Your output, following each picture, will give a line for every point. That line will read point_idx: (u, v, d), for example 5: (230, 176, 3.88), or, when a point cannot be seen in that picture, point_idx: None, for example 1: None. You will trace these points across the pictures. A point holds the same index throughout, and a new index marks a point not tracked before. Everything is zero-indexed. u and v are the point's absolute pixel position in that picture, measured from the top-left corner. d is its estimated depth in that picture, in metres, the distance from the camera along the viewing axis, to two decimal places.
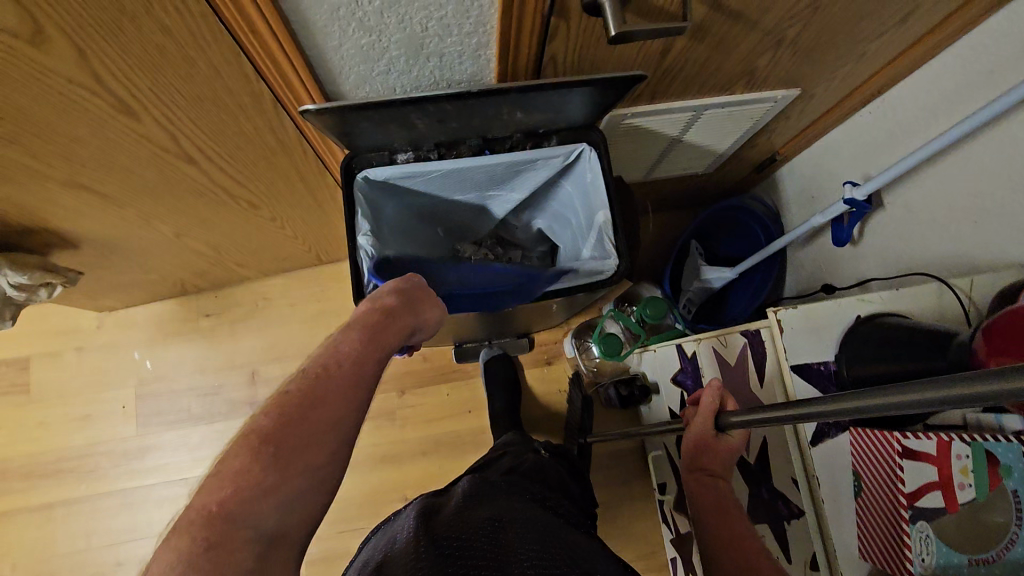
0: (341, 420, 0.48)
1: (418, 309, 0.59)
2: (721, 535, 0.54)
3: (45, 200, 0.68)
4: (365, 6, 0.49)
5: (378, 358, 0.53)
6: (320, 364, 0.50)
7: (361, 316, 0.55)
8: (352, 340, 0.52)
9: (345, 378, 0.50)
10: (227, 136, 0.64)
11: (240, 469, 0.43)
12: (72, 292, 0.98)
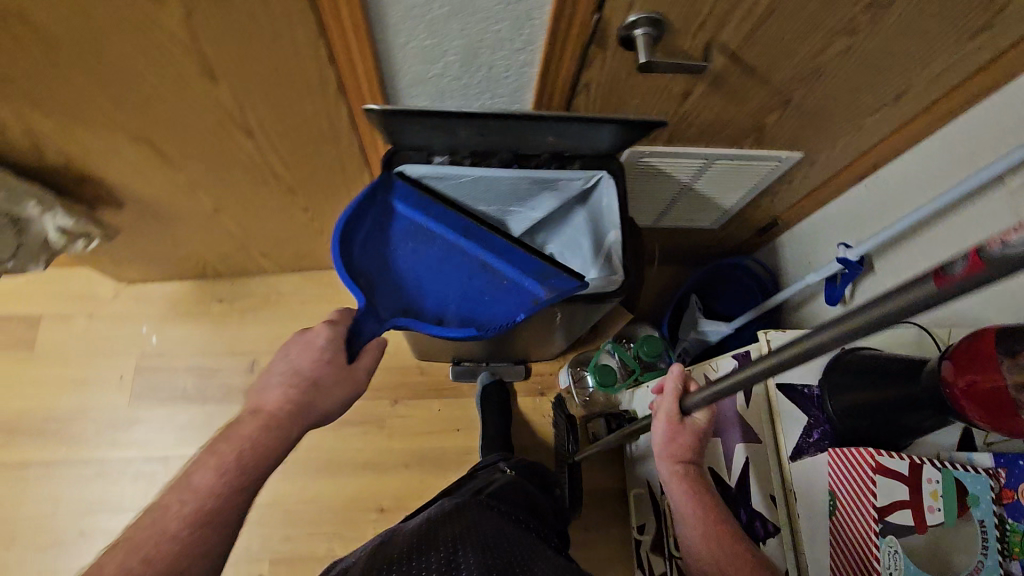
0: (210, 538, 0.51)
1: (314, 390, 0.62)
2: (704, 522, 0.57)
3: (111, 150, 0.74)
4: (435, 9, 0.57)
5: (237, 487, 0.54)
6: (187, 481, 0.52)
7: (243, 422, 0.58)
8: (231, 446, 0.55)
9: (194, 517, 0.50)
10: (285, 113, 0.71)
11: None
12: (102, 253, 1.03)
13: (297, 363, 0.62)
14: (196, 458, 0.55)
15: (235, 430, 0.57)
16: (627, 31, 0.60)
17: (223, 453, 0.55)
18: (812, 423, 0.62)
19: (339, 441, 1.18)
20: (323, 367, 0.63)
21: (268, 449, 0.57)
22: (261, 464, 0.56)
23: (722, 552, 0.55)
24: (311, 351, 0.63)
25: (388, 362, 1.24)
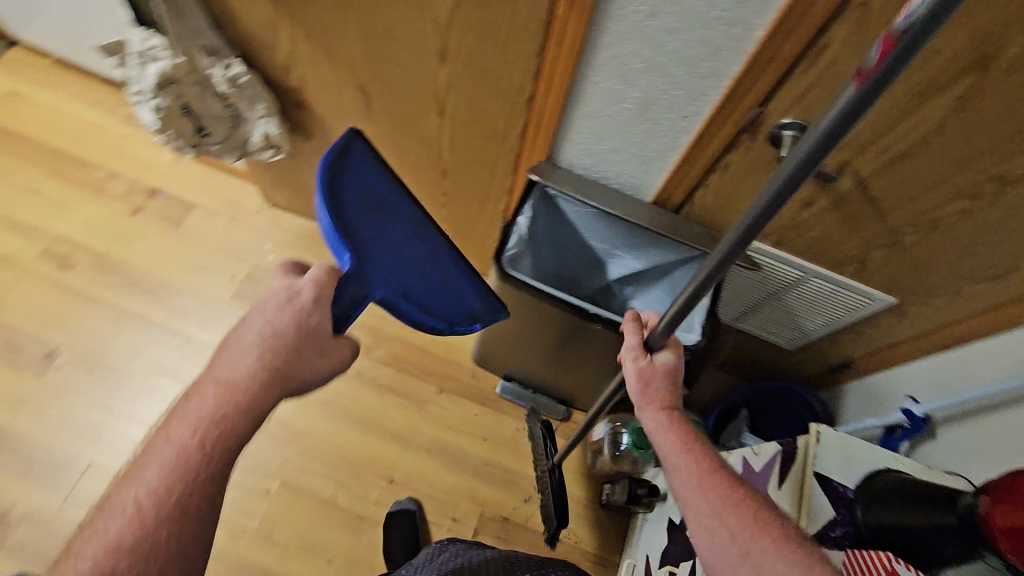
0: (174, 522, 0.51)
1: (289, 358, 0.57)
2: (693, 474, 0.60)
3: (337, 90, 0.93)
4: (633, 63, 0.70)
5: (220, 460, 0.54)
6: (145, 461, 0.53)
7: (199, 398, 0.55)
8: (187, 427, 0.53)
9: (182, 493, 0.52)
10: (475, 104, 0.87)
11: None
12: (274, 171, 1.23)
13: (271, 324, 0.57)
14: (165, 436, 0.54)
15: (190, 409, 0.54)
16: (777, 129, 0.71)
17: (179, 436, 0.53)
18: (836, 519, 0.67)
19: (381, 403, 1.25)
20: (301, 332, 0.58)
21: (230, 431, 0.54)
22: (224, 448, 0.54)
23: (721, 495, 0.58)
24: (287, 317, 0.58)
25: (448, 354, 1.33)
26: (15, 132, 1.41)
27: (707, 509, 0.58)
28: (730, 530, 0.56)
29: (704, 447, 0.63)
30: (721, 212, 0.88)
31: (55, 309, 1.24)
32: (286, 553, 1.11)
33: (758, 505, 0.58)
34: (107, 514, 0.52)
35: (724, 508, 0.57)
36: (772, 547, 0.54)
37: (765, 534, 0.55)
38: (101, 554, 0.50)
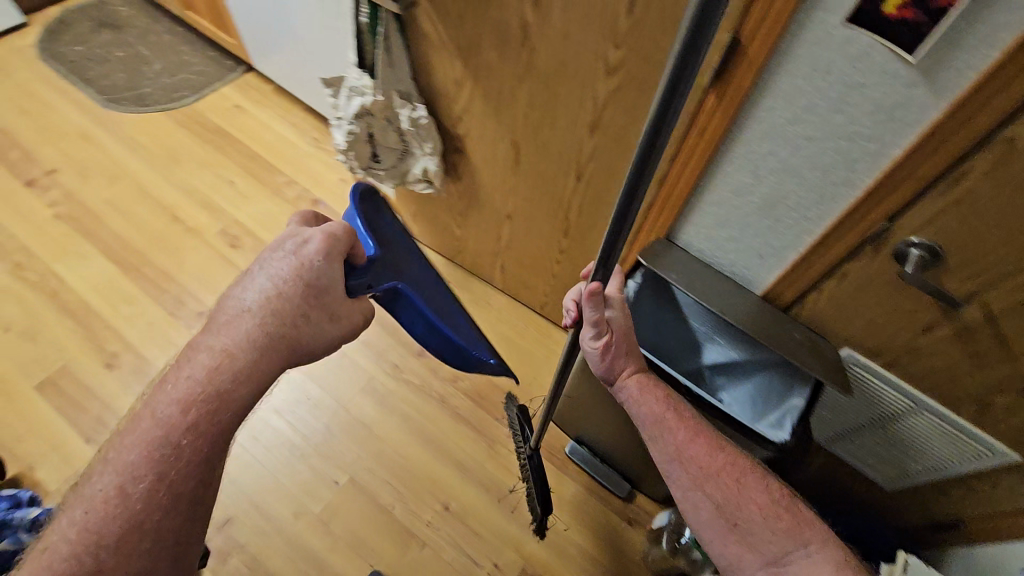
0: (161, 503, 0.59)
1: (303, 319, 0.62)
2: (673, 446, 0.80)
3: (493, 143, 1.08)
4: (766, 161, 0.76)
5: (205, 438, 0.60)
6: (132, 440, 0.60)
7: (190, 370, 0.60)
8: (175, 407, 0.59)
9: (174, 465, 0.59)
10: (610, 175, 0.96)
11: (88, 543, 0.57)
12: (419, 202, 1.41)
13: (275, 281, 0.61)
14: (153, 417, 0.60)
15: (176, 390, 0.60)
16: (904, 246, 0.72)
17: (166, 416, 0.59)
18: None
19: (455, 430, 1.31)
20: (310, 295, 0.62)
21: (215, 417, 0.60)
22: (210, 428, 0.60)
23: (702, 467, 0.78)
24: (300, 283, 0.62)
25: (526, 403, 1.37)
26: (231, 136, 1.75)
27: (690, 482, 0.78)
28: (714, 501, 0.76)
29: (676, 420, 0.81)
30: (831, 321, 0.88)
31: (217, 279, 1.48)
32: (336, 544, 1.17)
33: (733, 472, 0.78)
34: (92, 490, 0.59)
35: (705, 481, 0.77)
36: (753, 515, 0.74)
37: (746, 500, 0.76)
38: (105, 508, 0.58)
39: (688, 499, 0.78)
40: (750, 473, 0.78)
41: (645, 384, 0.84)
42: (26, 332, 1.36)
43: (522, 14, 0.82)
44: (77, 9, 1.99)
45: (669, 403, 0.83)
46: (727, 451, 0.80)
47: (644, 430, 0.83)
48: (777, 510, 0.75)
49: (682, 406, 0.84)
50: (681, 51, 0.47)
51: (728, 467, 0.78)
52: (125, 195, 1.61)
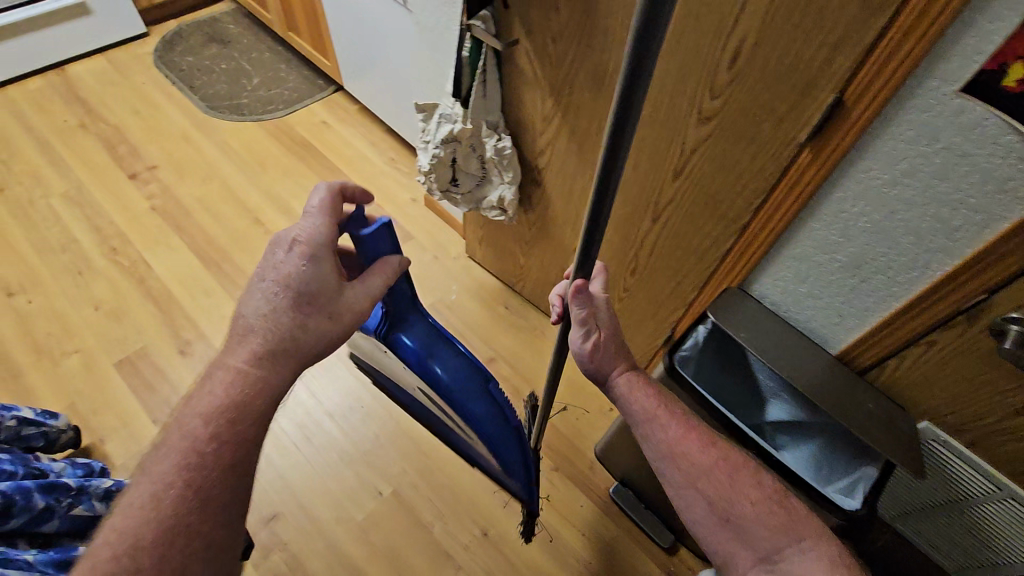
0: (195, 506, 0.59)
1: (303, 325, 0.65)
2: (664, 441, 0.76)
3: (572, 179, 1.11)
4: (858, 219, 0.76)
5: (235, 440, 0.62)
6: (164, 452, 0.61)
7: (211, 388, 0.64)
8: (204, 415, 0.62)
9: (208, 467, 0.60)
10: (688, 219, 0.97)
11: (117, 551, 0.55)
12: (488, 227, 1.45)
13: (273, 290, 0.65)
14: (181, 432, 0.62)
15: (203, 402, 0.63)
16: (1002, 322, 0.68)
17: (193, 424, 0.62)
18: None
19: None
20: (307, 299, 0.66)
21: (240, 423, 0.63)
22: (239, 429, 0.62)
23: (693, 465, 0.73)
24: (292, 294, 0.65)
25: (573, 436, 1.36)
26: (315, 149, 1.86)
27: (682, 481, 0.74)
28: (708, 498, 0.72)
29: (664, 416, 0.77)
30: (913, 390, 0.84)
31: None
32: (375, 555, 1.18)
33: (726, 468, 0.73)
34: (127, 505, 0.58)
35: (698, 479, 0.73)
36: (746, 511, 0.70)
37: (740, 497, 0.71)
38: (136, 519, 0.57)
39: (681, 497, 0.74)
40: (745, 469, 0.74)
41: (635, 381, 0.80)
42: (111, 313, 1.46)
43: (623, 58, 0.85)
44: (191, 24, 2.18)
45: (657, 399, 0.79)
46: (720, 446, 0.76)
47: (634, 427, 0.79)
48: (771, 506, 0.70)
49: (671, 402, 0.80)
50: (642, 13, 0.38)
51: (722, 463, 0.74)
52: (214, 195, 1.72)
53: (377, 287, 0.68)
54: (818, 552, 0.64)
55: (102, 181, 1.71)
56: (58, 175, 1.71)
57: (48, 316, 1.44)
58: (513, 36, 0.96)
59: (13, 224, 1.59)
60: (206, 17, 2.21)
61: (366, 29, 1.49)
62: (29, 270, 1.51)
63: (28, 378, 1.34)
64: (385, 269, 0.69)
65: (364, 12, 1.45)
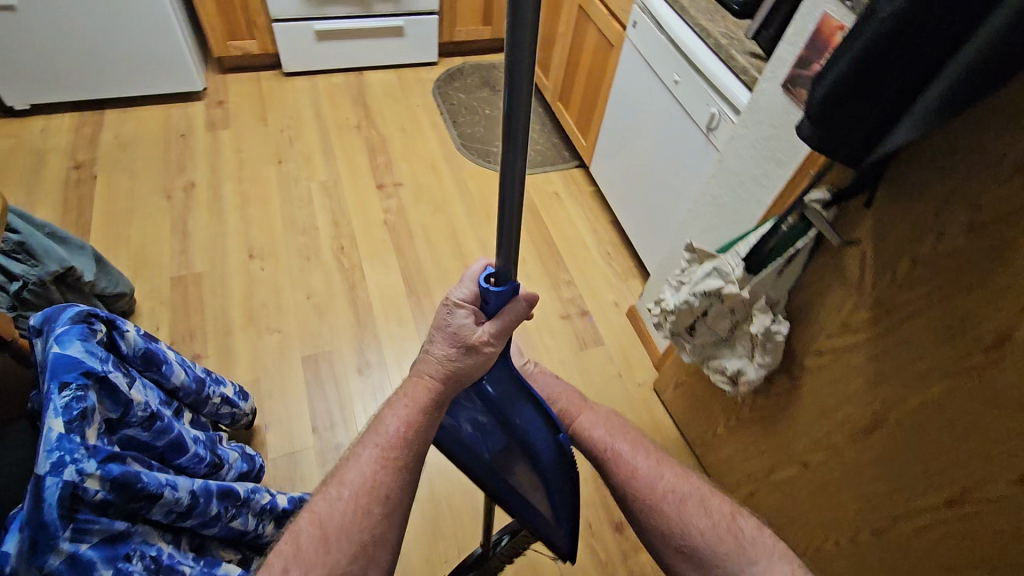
0: (389, 488, 0.67)
1: (462, 370, 0.68)
2: (619, 472, 0.83)
3: (843, 400, 0.91)
4: None
5: (420, 436, 0.69)
6: (370, 436, 0.69)
7: (385, 422, 0.68)
8: (399, 413, 0.68)
9: (399, 454, 0.68)
10: (983, 534, 0.75)
11: (328, 511, 0.66)
12: (696, 380, 1.30)
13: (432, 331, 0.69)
14: (378, 420, 0.70)
15: (397, 402, 0.70)
16: None
17: (391, 420, 0.69)
18: None
19: None
20: (461, 344, 0.67)
21: (414, 446, 0.68)
22: (427, 429, 0.69)
23: (643, 492, 0.80)
24: (450, 341, 0.67)
25: None
26: (541, 219, 1.86)
27: (640, 508, 0.79)
28: (663, 529, 0.76)
29: (613, 448, 0.85)
30: None
31: None
32: None
33: (674, 500, 0.78)
34: (324, 516, 0.66)
35: (653, 510, 0.78)
36: (698, 542, 0.74)
37: (687, 522, 0.76)
38: (344, 491, 0.67)
39: (643, 529, 0.79)
40: (693, 498, 0.78)
41: (588, 419, 0.91)
42: (317, 306, 1.55)
43: (1009, 325, 0.66)
44: (474, 65, 2.35)
45: (607, 435, 0.87)
46: (668, 478, 0.81)
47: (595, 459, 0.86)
48: (718, 533, 0.74)
49: (619, 433, 0.88)
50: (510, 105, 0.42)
51: (668, 495, 0.79)
52: (438, 229, 1.78)
53: (506, 327, 0.67)
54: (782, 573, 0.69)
55: (355, 181, 1.86)
56: (325, 164, 1.89)
57: (270, 287, 1.57)
58: (857, 235, 0.80)
59: (276, 194, 1.78)
60: (489, 62, 2.37)
61: (651, 138, 1.46)
62: (272, 240, 1.67)
63: (235, 339, 1.46)
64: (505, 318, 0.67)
65: (659, 123, 1.42)
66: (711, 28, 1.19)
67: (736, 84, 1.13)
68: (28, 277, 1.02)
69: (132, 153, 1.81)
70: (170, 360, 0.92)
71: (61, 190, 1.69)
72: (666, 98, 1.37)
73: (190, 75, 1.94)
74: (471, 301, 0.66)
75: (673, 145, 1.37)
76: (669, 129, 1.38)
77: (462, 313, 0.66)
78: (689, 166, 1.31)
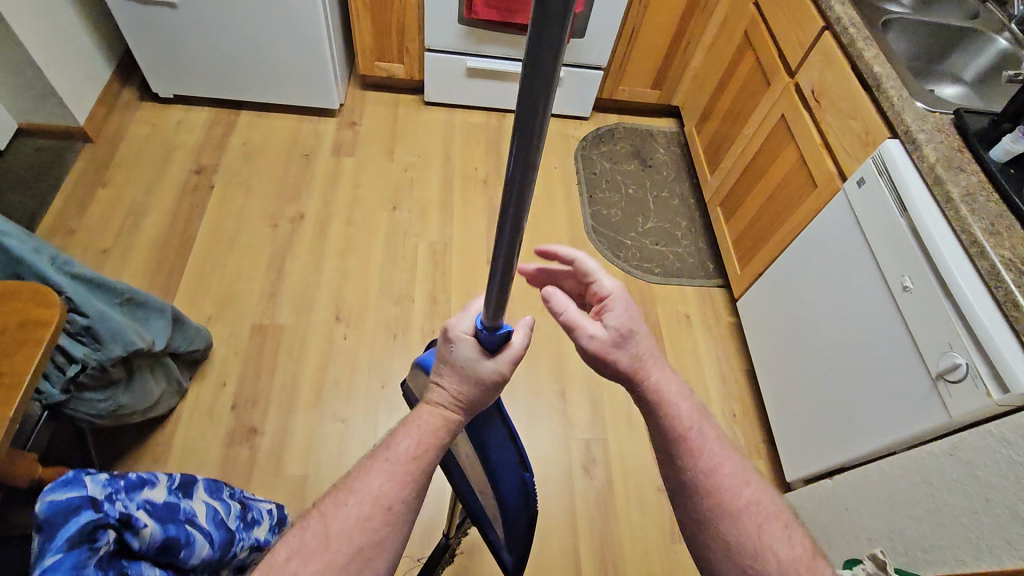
0: (393, 502, 0.62)
1: (471, 400, 0.63)
2: (693, 466, 0.67)
3: None
4: None
5: (431, 457, 0.63)
6: (383, 451, 0.64)
7: (397, 442, 0.62)
8: (408, 436, 0.62)
9: (409, 467, 0.62)
10: None
11: (328, 519, 0.61)
12: None
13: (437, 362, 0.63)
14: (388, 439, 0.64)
15: (411, 420, 0.64)
16: None
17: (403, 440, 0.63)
18: None
19: None
20: (469, 375, 0.61)
21: (423, 461, 0.62)
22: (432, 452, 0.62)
23: (720, 506, 0.66)
24: (459, 377, 0.62)
25: None
26: (662, 346, 1.57)
27: (713, 512, 0.65)
28: (732, 548, 0.64)
29: (703, 435, 0.67)
30: None
31: (544, 494, 1.32)
32: None
33: (757, 517, 0.65)
34: (330, 518, 0.61)
35: (726, 518, 0.65)
36: (768, 564, 0.63)
37: (765, 545, 0.64)
38: (349, 498, 0.62)
39: (696, 532, 0.67)
40: (775, 518, 0.66)
41: (668, 378, 0.68)
42: (389, 397, 1.38)
43: None
44: (629, 128, 2.04)
45: (694, 416, 0.69)
46: (754, 489, 0.67)
47: (664, 442, 0.68)
48: (797, 566, 0.63)
49: (706, 420, 0.69)
50: (513, 152, 0.35)
51: (750, 509, 0.66)
52: (542, 329, 1.55)
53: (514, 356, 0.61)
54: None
55: (466, 249, 1.66)
56: (439, 220, 1.71)
57: (347, 363, 1.42)
58: None
59: (381, 247, 1.63)
60: (646, 126, 2.06)
61: (841, 320, 1.13)
62: (364, 301, 1.52)
63: (296, 417, 1.33)
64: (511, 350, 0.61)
65: (860, 313, 1.08)
66: (990, 250, 0.83)
67: (1015, 351, 0.78)
68: (88, 361, 0.91)
69: (253, 168, 1.73)
70: (194, 537, 0.75)
71: (175, 196, 1.64)
72: (881, 294, 1.03)
73: (328, 93, 1.81)
74: (473, 333, 0.60)
75: (872, 350, 1.04)
76: (872, 330, 1.04)
77: (465, 347, 0.60)
78: (890, 391, 0.99)
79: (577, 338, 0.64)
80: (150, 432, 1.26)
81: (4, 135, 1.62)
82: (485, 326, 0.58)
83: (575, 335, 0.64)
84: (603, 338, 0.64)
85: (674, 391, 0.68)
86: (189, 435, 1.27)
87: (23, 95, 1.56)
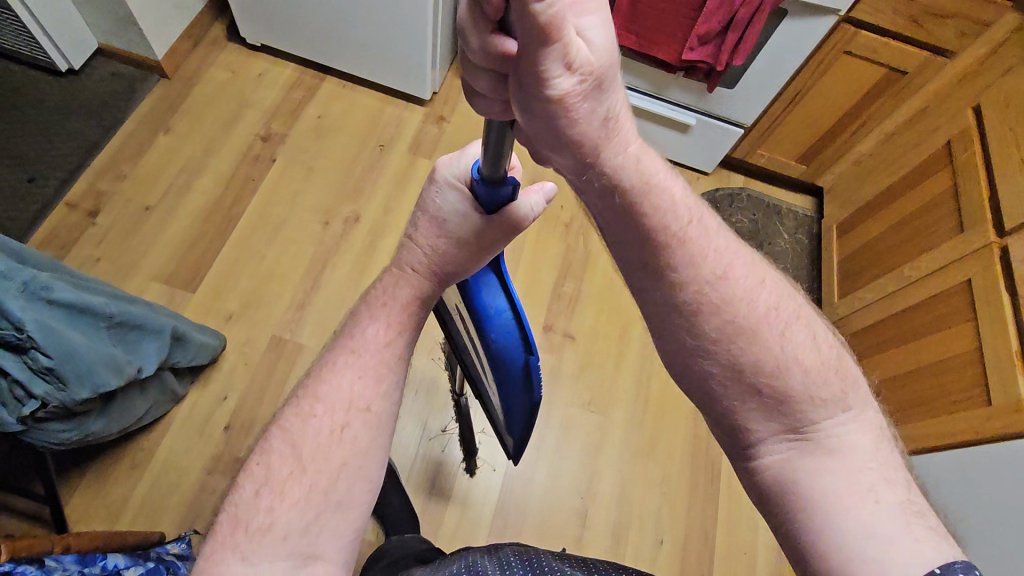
0: (367, 405, 0.57)
1: (453, 265, 0.58)
2: (687, 256, 0.52)
3: None
4: None
5: (401, 319, 0.60)
6: (350, 346, 0.59)
7: (366, 327, 0.59)
8: (382, 319, 0.60)
9: (376, 345, 0.59)
10: None
11: (294, 439, 0.56)
12: None
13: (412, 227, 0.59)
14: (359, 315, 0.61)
15: (381, 295, 0.61)
16: None
17: (375, 326, 0.59)
18: None
19: None
20: (450, 235, 0.57)
21: (400, 342, 0.60)
22: (408, 329, 0.60)
23: (733, 315, 0.52)
24: (437, 230, 0.57)
25: None
26: (717, 488, 1.30)
27: (722, 335, 0.52)
28: (739, 368, 0.52)
29: (700, 222, 0.53)
30: None
31: None
32: None
33: (778, 323, 0.53)
34: (297, 434, 0.56)
35: (736, 336, 0.52)
36: (790, 376, 0.52)
37: (789, 362, 0.52)
38: (320, 403, 0.57)
39: (701, 361, 0.53)
40: (797, 319, 0.55)
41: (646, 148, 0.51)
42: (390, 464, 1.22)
43: None
44: (755, 198, 1.70)
45: (693, 203, 0.53)
46: (770, 291, 0.55)
47: (650, 245, 0.51)
48: (828, 373, 0.53)
49: (701, 207, 0.54)
50: None
51: (769, 316, 0.53)
52: (582, 427, 1.32)
53: (504, 223, 0.56)
54: (866, 435, 0.52)
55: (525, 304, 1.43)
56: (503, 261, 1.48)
57: None
58: None
59: None
60: (775, 200, 1.71)
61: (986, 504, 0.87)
62: None
63: None
64: (503, 219, 0.56)
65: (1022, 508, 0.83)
66: None
67: None
68: (49, 399, 0.78)
69: (321, 148, 1.55)
70: None
71: (234, 162, 1.50)
72: None
73: (422, 82, 1.59)
74: (464, 183, 0.56)
75: None
76: None
77: (453, 194, 0.56)
78: None
79: (539, 64, 0.38)
80: (135, 435, 1.16)
81: (82, 55, 1.52)
82: (481, 178, 0.54)
83: (548, 49, 0.36)
84: (586, 63, 0.39)
85: (658, 174, 0.51)
86: (172, 449, 1.17)
87: (106, 18, 1.44)
